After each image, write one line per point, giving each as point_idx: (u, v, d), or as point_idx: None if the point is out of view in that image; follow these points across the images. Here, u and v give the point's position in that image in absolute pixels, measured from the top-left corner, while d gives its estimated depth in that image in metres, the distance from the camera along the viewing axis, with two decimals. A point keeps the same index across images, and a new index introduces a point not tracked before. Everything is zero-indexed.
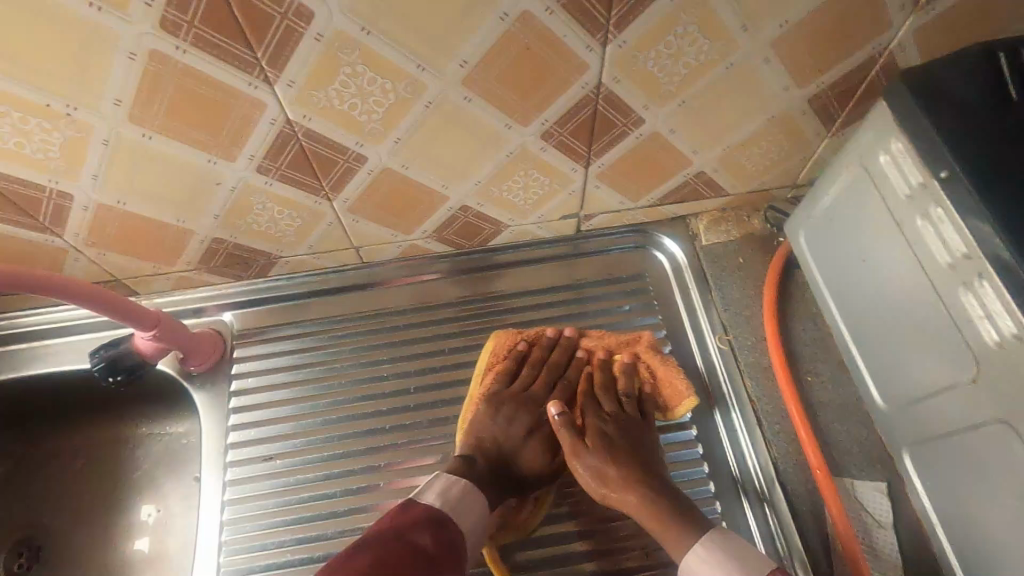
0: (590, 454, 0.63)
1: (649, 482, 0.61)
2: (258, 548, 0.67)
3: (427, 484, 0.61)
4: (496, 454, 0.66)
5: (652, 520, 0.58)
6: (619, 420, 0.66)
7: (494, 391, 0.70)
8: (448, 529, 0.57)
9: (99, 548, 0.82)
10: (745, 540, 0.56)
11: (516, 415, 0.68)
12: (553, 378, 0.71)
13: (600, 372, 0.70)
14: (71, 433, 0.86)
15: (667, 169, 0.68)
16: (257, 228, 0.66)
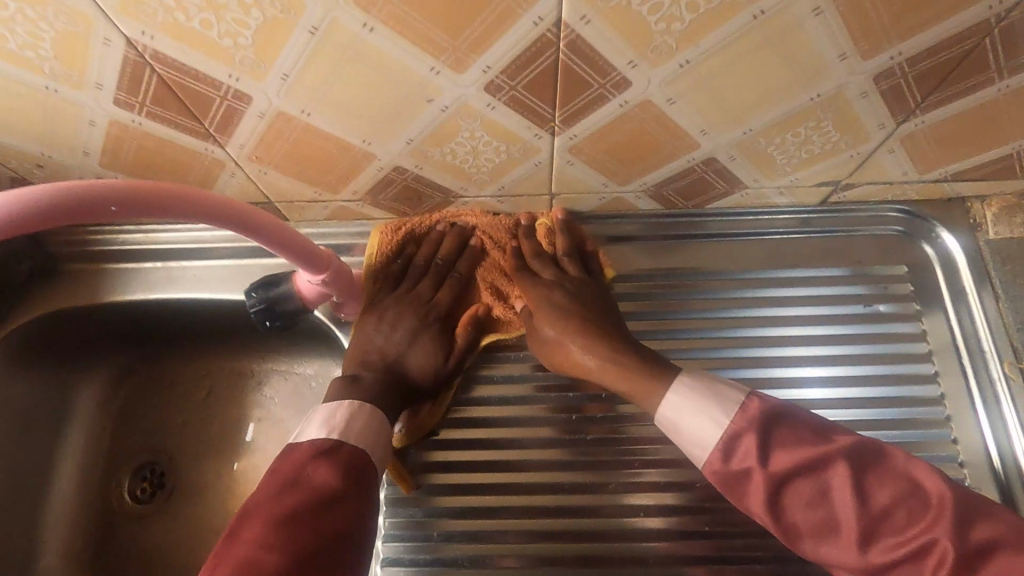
0: (544, 326, 0.59)
1: (603, 338, 0.57)
2: (424, 538, 0.59)
3: (308, 418, 0.54)
4: (385, 365, 0.60)
5: (615, 377, 0.55)
6: (564, 285, 0.61)
7: (374, 301, 0.63)
8: (311, 476, 0.48)
9: (222, 486, 0.76)
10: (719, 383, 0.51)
11: (398, 318, 0.62)
12: (405, 263, 0.65)
13: (527, 243, 0.64)
14: (197, 360, 0.79)
15: (997, 137, 0.50)
16: (450, 160, 0.53)
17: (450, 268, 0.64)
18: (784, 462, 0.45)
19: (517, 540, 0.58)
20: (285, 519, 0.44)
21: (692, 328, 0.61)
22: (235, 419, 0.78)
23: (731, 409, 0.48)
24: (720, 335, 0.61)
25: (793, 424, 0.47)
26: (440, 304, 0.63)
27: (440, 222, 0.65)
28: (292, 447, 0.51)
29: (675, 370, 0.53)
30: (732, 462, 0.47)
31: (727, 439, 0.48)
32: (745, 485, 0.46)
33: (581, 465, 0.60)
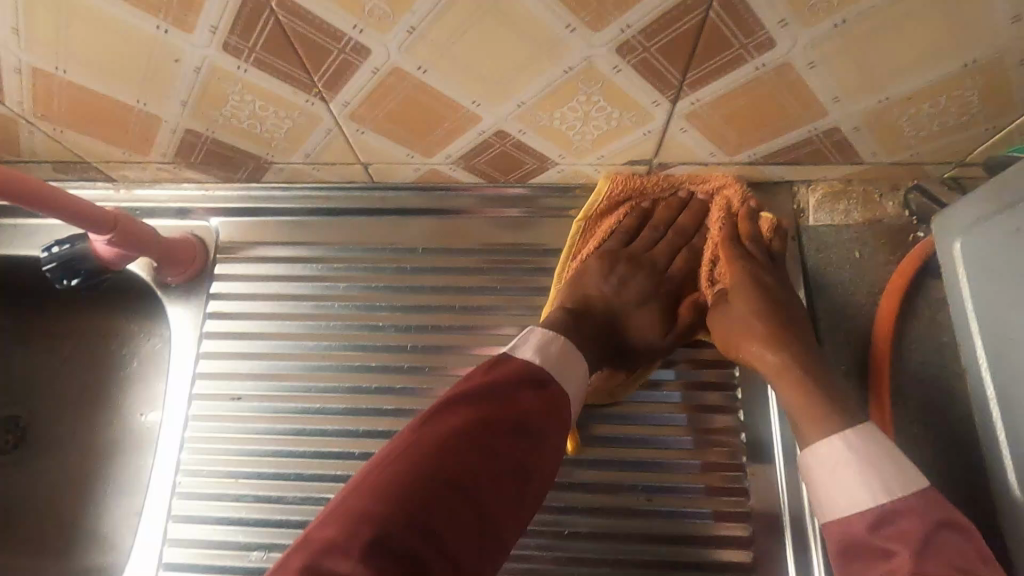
0: (737, 308, 0.56)
1: (789, 336, 0.53)
2: (214, 498, 0.59)
3: (522, 335, 0.53)
4: (602, 313, 0.59)
5: (781, 383, 0.51)
6: (776, 272, 0.57)
7: (602, 250, 0.63)
8: (521, 400, 0.48)
9: (80, 441, 0.78)
10: (875, 442, 0.45)
11: (632, 277, 0.61)
12: (659, 233, 0.63)
13: (744, 224, 0.59)
14: (61, 318, 0.80)
15: (785, 119, 0.49)
16: (238, 125, 0.53)
17: (683, 241, 0.63)
18: (939, 571, 0.39)
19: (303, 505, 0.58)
20: (485, 428, 0.46)
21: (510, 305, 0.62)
22: (98, 378, 0.80)
23: (908, 485, 0.43)
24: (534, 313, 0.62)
25: (959, 540, 0.41)
26: (675, 277, 0.62)
27: (681, 188, 0.62)
28: (503, 359, 0.51)
29: (867, 422, 0.47)
30: (877, 533, 0.43)
31: (886, 508, 0.43)
32: (876, 566, 0.42)
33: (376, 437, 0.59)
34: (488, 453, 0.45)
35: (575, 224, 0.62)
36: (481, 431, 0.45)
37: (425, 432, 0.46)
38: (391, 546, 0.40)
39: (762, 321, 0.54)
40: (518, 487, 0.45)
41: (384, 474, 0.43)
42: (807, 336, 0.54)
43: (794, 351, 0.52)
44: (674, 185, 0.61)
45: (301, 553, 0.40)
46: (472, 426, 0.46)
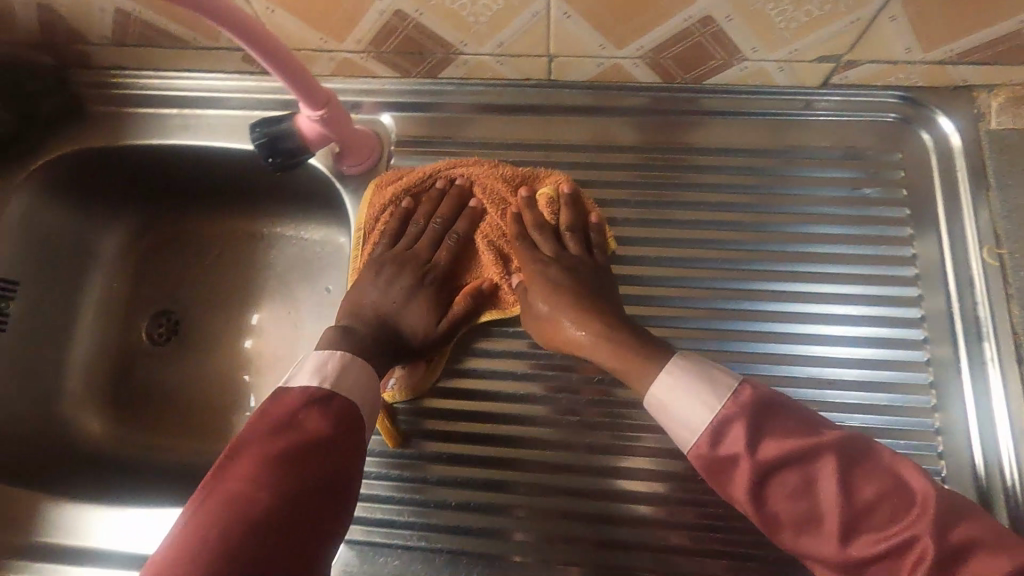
0: (537, 301, 0.62)
1: (602, 317, 0.60)
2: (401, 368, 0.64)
3: (303, 364, 0.56)
4: (382, 323, 0.63)
5: (617, 358, 0.58)
6: (563, 264, 0.63)
7: (374, 254, 0.67)
8: (305, 426, 0.51)
9: (230, 335, 0.82)
10: (706, 371, 0.53)
11: (400, 275, 0.65)
12: (421, 226, 0.67)
13: (527, 215, 0.66)
14: (211, 219, 0.83)
15: (1006, 6, 0.49)
16: (449, 6, 0.54)
17: (445, 230, 0.67)
18: (772, 452, 0.49)
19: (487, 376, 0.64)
20: (283, 466, 0.47)
21: (678, 203, 0.64)
22: (247, 275, 0.83)
23: (723, 394, 0.52)
24: (702, 211, 0.64)
25: (781, 413, 0.51)
26: (438, 265, 0.66)
27: (438, 176, 0.67)
28: (285, 392, 0.53)
29: (682, 359, 0.55)
30: (718, 447, 0.51)
31: (719, 422, 0.51)
32: (732, 470, 0.50)
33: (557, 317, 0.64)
34: (275, 486, 0.46)
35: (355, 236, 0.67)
36: (277, 480, 0.46)
37: (209, 493, 0.46)
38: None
39: (555, 305, 0.61)
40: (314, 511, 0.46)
41: (184, 545, 0.43)
42: (621, 314, 0.61)
43: (618, 338, 0.58)
44: (432, 175, 0.66)
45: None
46: (236, 484, 0.46)
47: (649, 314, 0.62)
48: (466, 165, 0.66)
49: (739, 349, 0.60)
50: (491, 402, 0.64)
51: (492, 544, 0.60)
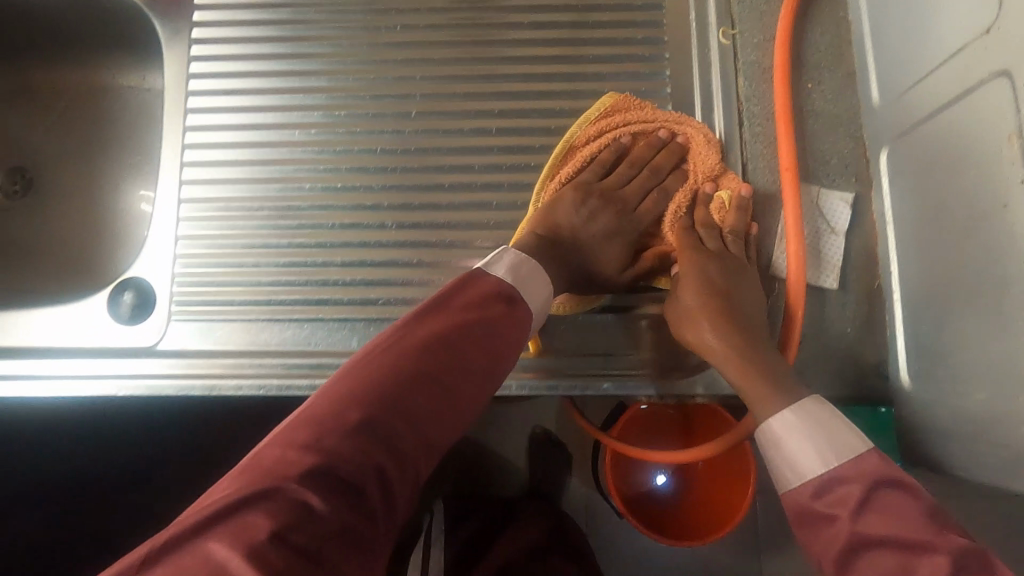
0: (683, 292, 0.58)
1: (743, 331, 0.55)
2: (217, 175, 0.66)
3: (496, 255, 0.56)
4: (570, 242, 0.62)
5: (739, 373, 0.54)
6: (723, 260, 0.59)
7: (581, 180, 0.65)
8: (489, 314, 0.51)
9: (78, 183, 0.85)
10: (842, 417, 0.50)
11: (601, 211, 0.64)
12: (626, 176, 0.66)
13: (701, 213, 0.63)
14: (52, 72, 0.86)
15: None
16: None
17: (655, 183, 0.66)
18: (877, 529, 0.43)
19: (286, 178, 0.66)
20: (409, 376, 0.46)
21: (466, 7, 0.69)
22: (96, 127, 0.86)
23: (843, 454, 0.48)
24: (485, 12, 0.69)
25: (908, 495, 0.44)
26: (641, 219, 0.65)
27: (663, 126, 0.65)
28: (475, 277, 0.53)
29: (814, 398, 0.52)
30: (819, 501, 0.47)
31: (827, 478, 0.48)
32: (826, 530, 0.46)
33: (358, 119, 0.67)
34: (449, 355, 0.48)
35: (561, 146, 0.64)
36: (453, 349, 0.48)
37: (403, 332, 0.48)
38: (369, 426, 0.43)
39: (701, 299, 0.57)
40: (472, 375, 0.49)
41: (361, 367, 0.46)
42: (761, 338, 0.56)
43: (755, 357, 0.54)
44: (656, 125, 0.65)
45: (299, 428, 0.42)
46: (422, 341, 0.48)
47: (444, 110, 0.67)
48: (685, 129, 0.64)
49: (519, 137, 0.66)
50: (292, 198, 0.65)
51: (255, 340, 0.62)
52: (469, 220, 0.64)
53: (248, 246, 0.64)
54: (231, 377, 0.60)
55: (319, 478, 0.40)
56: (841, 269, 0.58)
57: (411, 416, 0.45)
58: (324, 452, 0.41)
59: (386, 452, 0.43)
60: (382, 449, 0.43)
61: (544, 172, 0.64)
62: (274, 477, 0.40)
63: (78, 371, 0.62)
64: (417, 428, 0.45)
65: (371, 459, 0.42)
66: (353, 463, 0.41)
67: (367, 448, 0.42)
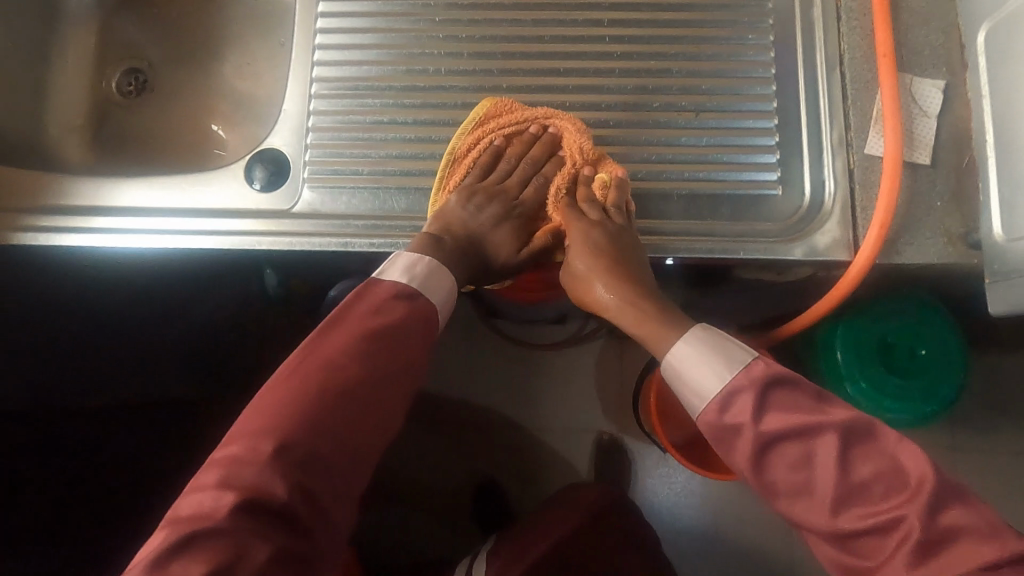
0: (575, 263, 0.61)
1: (633, 289, 0.58)
2: (348, 57, 0.71)
3: (392, 259, 0.57)
4: (466, 237, 0.62)
5: (636, 322, 0.57)
6: (607, 228, 0.61)
7: (465, 182, 0.66)
8: (388, 312, 0.53)
9: (189, 85, 0.92)
10: (727, 335, 0.53)
11: (489, 205, 0.64)
12: (532, 172, 0.67)
13: (582, 191, 0.64)
14: None
15: None
16: None
17: (535, 172, 0.67)
18: (775, 424, 0.46)
19: (413, 62, 0.71)
20: (321, 389, 0.47)
21: None
22: (206, 33, 0.92)
23: (736, 367, 0.50)
24: None
25: (789, 390, 0.48)
26: (525, 204, 0.66)
27: (534, 122, 0.67)
28: (375, 282, 0.55)
29: (705, 325, 0.55)
30: (725, 416, 0.49)
31: (725, 393, 0.49)
32: (735, 440, 0.48)
33: (478, 10, 0.72)
34: (358, 361, 0.49)
35: (444, 160, 0.66)
36: (364, 354, 0.50)
37: (320, 342, 0.50)
38: (287, 452, 0.44)
39: (586, 262, 0.60)
40: (388, 379, 0.50)
41: (268, 397, 0.47)
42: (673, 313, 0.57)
43: (664, 326, 0.55)
44: (529, 119, 0.66)
45: (212, 470, 0.43)
46: (331, 354, 0.49)
47: (559, 2, 0.71)
48: (555, 119, 0.67)
49: (628, 29, 0.70)
50: (417, 80, 0.70)
51: (388, 205, 0.68)
52: (581, 103, 0.69)
53: (378, 122, 0.70)
54: (364, 235, 0.66)
55: (250, 518, 0.41)
56: (934, 148, 0.63)
57: (335, 431, 0.46)
58: (246, 487, 0.42)
59: (312, 475, 0.44)
60: (304, 467, 0.44)
61: (434, 185, 0.66)
62: (204, 519, 0.40)
63: (221, 230, 0.68)
64: (335, 443, 0.46)
65: (296, 484, 0.43)
66: (273, 490, 0.42)
67: (289, 473, 0.43)
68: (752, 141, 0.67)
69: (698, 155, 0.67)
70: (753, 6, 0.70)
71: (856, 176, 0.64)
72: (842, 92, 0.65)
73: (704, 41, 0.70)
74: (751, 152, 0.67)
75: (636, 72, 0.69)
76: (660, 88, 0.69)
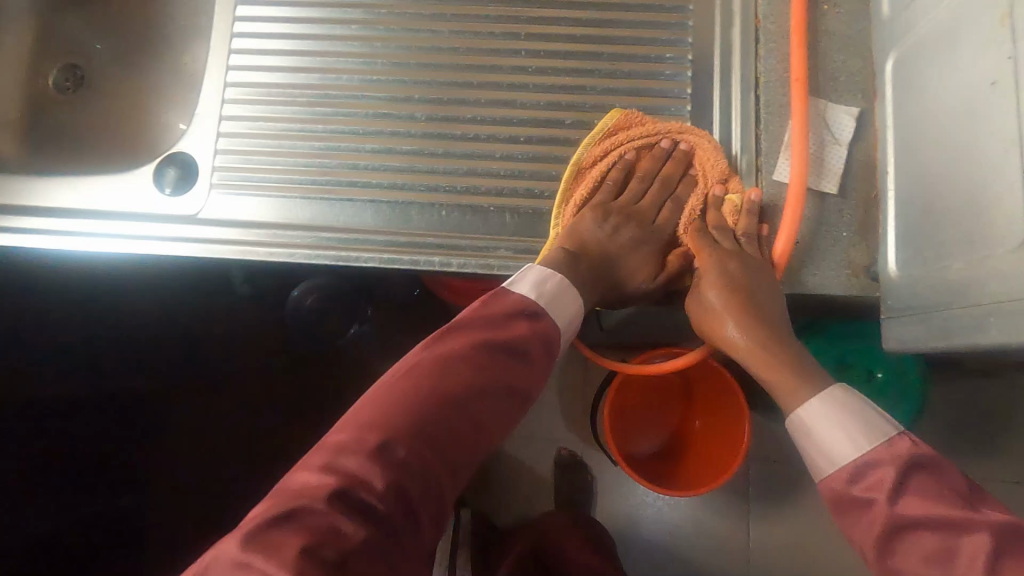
0: (704, 291, 0.61)
1: (763, 324, 0.58)
2: (263, 62, 0.71)
3: (520, 274, 0.60)
4: (602, 258, 0.63)
5: (763, 367, 0.58)
6: (741, 255, 0.61)
7: (596, 200, 0.66)
8: (511, 328, 0.56)
9: (127, 83, 0.91)
10: (849, 394, 0.55)
11: (624, 226, 0.65)
12: (665, 195, 0.67)
13: (713, 213, 0.64)
14: None
15: None
16: None
17: (668, 194, 0.67)
18: (916, 508, 0.47)
19: (328, 69, 0.70)
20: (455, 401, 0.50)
21: None
22: (146, 30, 0.92)
23: (875, 439, 0.52)
24: None
25: (933, 475, 0.49)
26: (662, 228, 0.66)
27: (664, 138, 0.66)
28: (502, 293, 0.58)
29: (832, 382, 0.56)
30: (855, 487, 0.51)
31: (861, 462, 0.51)
32: (864, 514, 0.50)
33: (397, 18, 0.71)
34: (492, 379, 0.53)
35: (567, 174, 0.65)
36: (481, 366, 0.53)
37: (432, 353, 0.53)
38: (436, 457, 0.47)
39: (718, 295, 0.59)
40: (507, 395, 0.54)
41: (377, 392, 0.51)
42: (785, 335, 0.58)
43: (767, 353, 0.58)
44: (660, 134, 0.66)
45: (321, 452, 0.47)
46: (469, 366, 0.52)
47: (478, 14, 0.70)
48: (687, 135, 0.66)
49: (546, 43, 0.69)
50: (330, 87, 0.70)
51: (294, 214, 0.67)
52: (494, 117, 0.68)
53: (288, 130, 0.69)
54: (267, 244, 0.66)
55: (338, 502, 0.43)
56: (841, 176, 0.62)
57: (437, 436, 0.49)
58: (348, 475, 0.45)
59: (407, 475, 0.46)
60: (406, 472, 0.46)
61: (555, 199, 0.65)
62: (309, 496, 0.43)
63: (133, 233, 0.69)
64: (444, 458, 0.49)
65: (393, 483, 0.45)
66: (372, 483, 0.45)
67: (377, 465, 0.46)
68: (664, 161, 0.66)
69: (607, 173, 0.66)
70: (674, 23, 0.69)
71: (763, 203, 0.63)
72: (753, 115, 0.64)
73: (622, 58, 0.68)
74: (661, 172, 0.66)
75: (551, 88, 0.68)
76: (575, 104, 0.68)
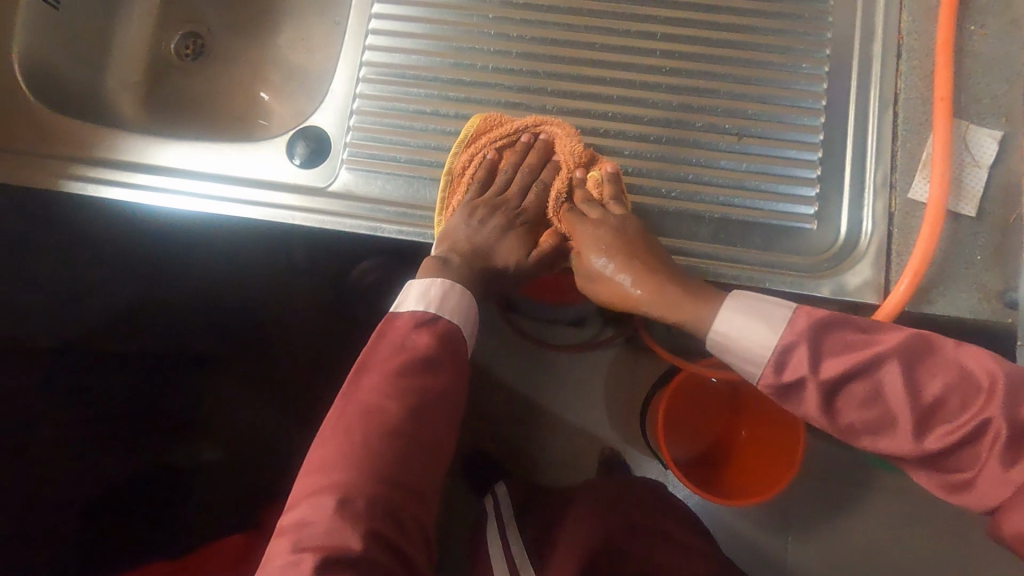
0: (589, 260, 0.61)
1: (639, 271, 0.58)
2: (398, 44, 0.72)
3: (406, 291, 0.57)
4: (476, 251, 0.62)
5: (664, 308, 0.55)
6: (608, 221, 0.62)
7: (463, 200, 0.66)
8: (415, 344, 0.52)
9: (244, 55, 0.94)
10: (755, 296, 0.51)
11: (491, 216, 0.65)
12: (530, 180, 0.68)
13: (579, 190, 0.66)
14: None
15: None
16: None
17: (532, 180, 0.68)
18: (832, 368, 0.45)
19: (461, 55, 0.71)
20: (393, 435, 0.48)
21: None
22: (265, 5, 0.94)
23: (780, 325, 0.48)
24: None
25: (836, 332, 0.47)
26: (526, 210, 0.66)
27: (525, 131, 0.67)
28: (394, 318, 0.55)
29: (737, 291, 0.53)
30: (783, 375, 0.48)
31: (779, 350, 0.48)
32: (802, 394, 0.47)
33: (532, 10, 0.72)
34: (415, 401, 0.50)
35: (443, 179, 0.67)
36: (395, 389, 0.50)
37: (350, 400, 0.50)
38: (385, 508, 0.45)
39: (609, 258, 0.59)
40: (434, 407, 0.51)
41: (318, 457, 0.48)
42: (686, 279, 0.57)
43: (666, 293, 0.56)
44: (518, 129, 0.67)
45: (285, 537, 0.44)
46: (377, 401, 0.49)
47: (613, 11, 0.71)
48: (546, 126, 0.67)
49: (680, 45, 0.70)
50: (463, 74, 0.71)
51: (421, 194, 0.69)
52: (623, 114, 0.69)
53: (419, 112, 0.70)
54: (395, 221, 0.68)
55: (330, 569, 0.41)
56: (981, 199, 0.61)
57: (395, 471, 0.47)
58: (321, 547, 0.43)
59: (379, 517, 0.45)
60: (378, 517, 0.45)
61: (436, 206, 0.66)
62: None
63: (259, 200, 0.70)
64: (408, 489, 0.47)
65: (369, 532, 0.44)
66: (350, 543, 0.43)
67: (345, 524, 0.44)
68: (794, 171, 0.66)
69: (737, 177, 0.66)
70: (811, 34, 0.69)
71: (896, 220, 0.62)
72: (891, 132, 0.64)
73: (757, 65, 0.69)
74: (792, 182, 0.66)
75: (683, 90, 0.69)
76: (707, 108, 0.68)
